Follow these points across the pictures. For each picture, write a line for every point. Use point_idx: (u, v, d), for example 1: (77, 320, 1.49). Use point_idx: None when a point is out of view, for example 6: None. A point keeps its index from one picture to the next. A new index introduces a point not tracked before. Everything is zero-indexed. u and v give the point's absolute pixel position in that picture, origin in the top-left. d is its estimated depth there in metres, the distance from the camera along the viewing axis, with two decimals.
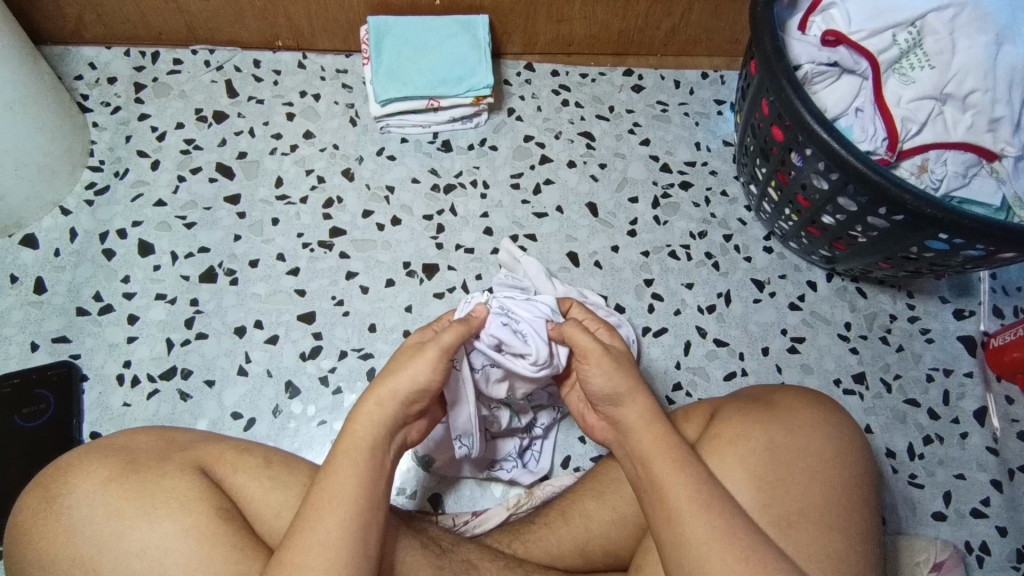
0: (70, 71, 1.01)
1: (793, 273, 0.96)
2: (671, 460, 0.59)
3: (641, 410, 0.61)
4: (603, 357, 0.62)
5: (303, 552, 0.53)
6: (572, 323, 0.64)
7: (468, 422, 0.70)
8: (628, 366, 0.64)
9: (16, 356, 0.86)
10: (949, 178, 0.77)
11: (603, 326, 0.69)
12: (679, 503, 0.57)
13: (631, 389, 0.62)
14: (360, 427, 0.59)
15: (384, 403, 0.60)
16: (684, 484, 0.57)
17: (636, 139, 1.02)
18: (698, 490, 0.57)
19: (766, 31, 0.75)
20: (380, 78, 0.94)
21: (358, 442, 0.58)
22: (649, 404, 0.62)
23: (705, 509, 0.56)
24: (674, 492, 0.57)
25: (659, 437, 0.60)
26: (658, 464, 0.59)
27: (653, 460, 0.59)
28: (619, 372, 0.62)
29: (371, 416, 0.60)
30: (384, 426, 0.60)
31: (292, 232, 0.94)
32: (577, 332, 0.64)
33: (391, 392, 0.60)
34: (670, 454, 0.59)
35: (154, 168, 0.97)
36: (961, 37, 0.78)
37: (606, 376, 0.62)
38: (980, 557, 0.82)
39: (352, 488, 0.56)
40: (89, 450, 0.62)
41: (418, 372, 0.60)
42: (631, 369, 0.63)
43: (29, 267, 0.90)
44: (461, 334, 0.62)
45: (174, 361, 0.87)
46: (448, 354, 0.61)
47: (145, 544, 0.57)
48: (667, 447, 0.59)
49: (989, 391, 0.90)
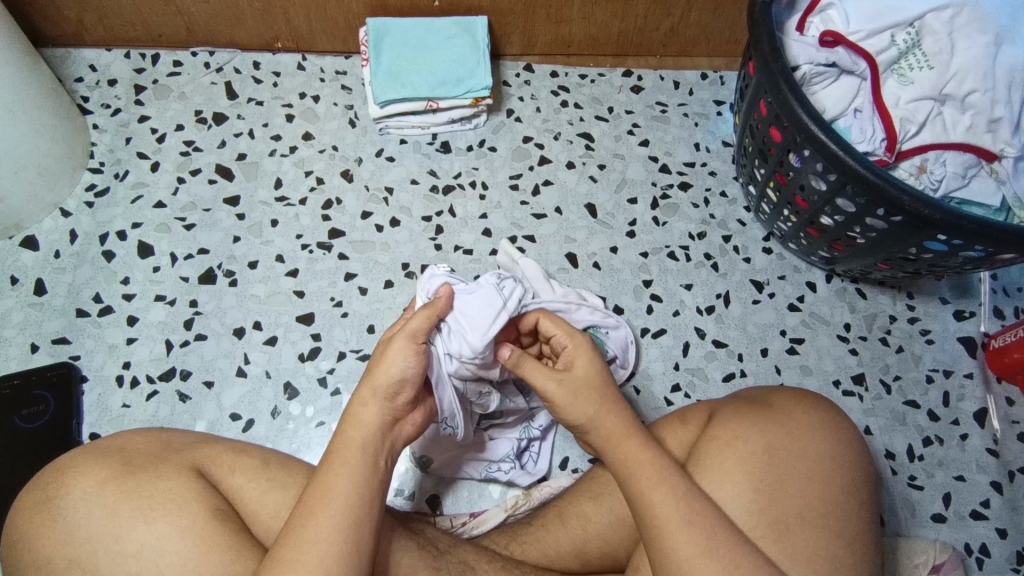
0: (71, 73, 1.01)
1: (792, 274, 0.95)
2: (652, 476, 0.59)
3: (620, 426, 0.62)
4: (560, 388, 0.63)
5: (295, 549, 0.53)
6: (522, 362, 0.64)
7: (453, 403, 0.69)
8: (608, 384, 0.64)
9: (16, 356, 0.86)
10: (948, 179, 0.76)
11: (571, 333, 0.66)
12: (666, 512, 0.57)
13: (605, 406, 0.62)
14: (350, 428, 0.59)
15: (368, 401, 0.60)
16: (665, 501, 0.57)
17: (636, 139, 1.02)
18: (680, 507, 0.57)
19: (762, 32, 0.76)
20: (379, 79, 0.94)
21: (348, 441, 0.59)
22: (626, 419, 0.62)
23: (688, 526, 0.56)
24: (655, 509, 0.57)
25: (641, 449, 0.60)
26: (639, 481, 0.59)
27: (635, 472, 0.59)
28: (579, 401, 0.62)
29: (360, 416, 0.60)
30: (375, 423, 0.60)
31: (291, 233, 0.94)
32: (529, 369, 0.64)
33: (373, 389, 0.60)
34: (654, 465, 0.59)
35: (154, 169, 0.97)
36: (960, 38, 0.78)
37: (575, 403, 0.62)
38: (980, 560, 0.82)
39: (343, 487, 0.56)
40: (86, 451, 0.62)
41: (394, 365, 0.61)
42: (600, 387, 0.63)
43: (29, 268, 0.91)
44: (427, 318, 0.63)
45: (174, 361, 0.87)
46: (417, 339, 0.62)
47: (141, 544, 0.57)
48: (649, 457, 0.60)
49: (989, 393, 0.90)
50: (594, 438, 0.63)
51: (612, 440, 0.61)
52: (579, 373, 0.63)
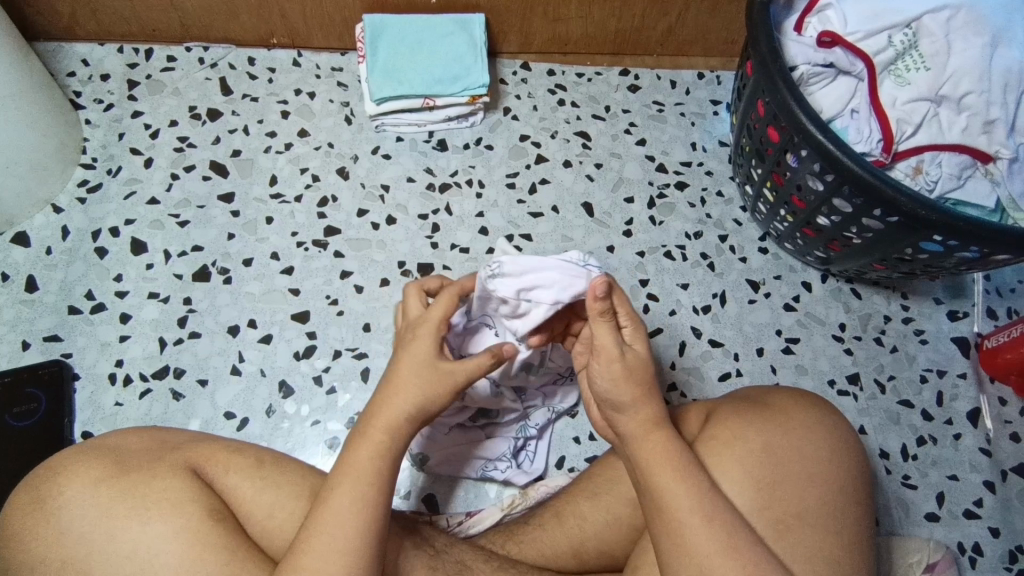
0: (62, 67, 1.00)
1: (787, 274, 0.96)
2: (676, 470, 0.58)
3: (644, 419, 0.61)
4: (608, 364, 0.61)
5: (319, 553, 0.53)
6: (601, 310, 0.60)
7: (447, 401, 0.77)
8: (646, 374, 0.62)
9: (7, 354, 0.85)
10: (943, 180, 0.77)
11: (634, 316, 0.63)
12: (683, 511, 0.56)
13: (638, 397, 0.61)
14: (378, 430, 0.59)
15: (414, 425, 0.60)
16: (686, 499, 0.57)
17: (633, 138, 1.02)
18: (700, 503, 0.57)
19: (760, 32, 0.75)
20: (375, 76, 0.94)
21: (378, 445, 0.58)
22: (655, 414, 0.61)
23: (707, 522, 0.56)
24: (675, 505, 0.57)
25: (661, 445, 0.59)
26: (658, 475, 0.58)
27: (654, 468, 0.58)
28: (633, 380, 0.61)
29: (397, 427, 0.59)
30: (401, 426, 0.59)
31: (286, 231, 0.93)
32: (601, 329, 0.61)
33: (423, 412, 0.60)
34: (674, 460, 0.59)
35: (147, 165, 0.96)
36: (957, 39, 0.78)
37: (613, 378, 0.61)
38: (973, 559, 0.83)
39: (366, 491, 0.56)
40: (80, 450, 0.62)
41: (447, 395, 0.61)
42: (649, 374, 0.62)
43: (20, 265, 0.90)
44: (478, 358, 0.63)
45: (167, 360, 0.86)
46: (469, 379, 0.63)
47: (135, 546, 0.57)
48: (669, 454, 0.59)
49: (982, 393, 0.91)
50: (623, 425, 0.62)
51: (636, 433, 0.61)
52: (627, 363, 0.61)
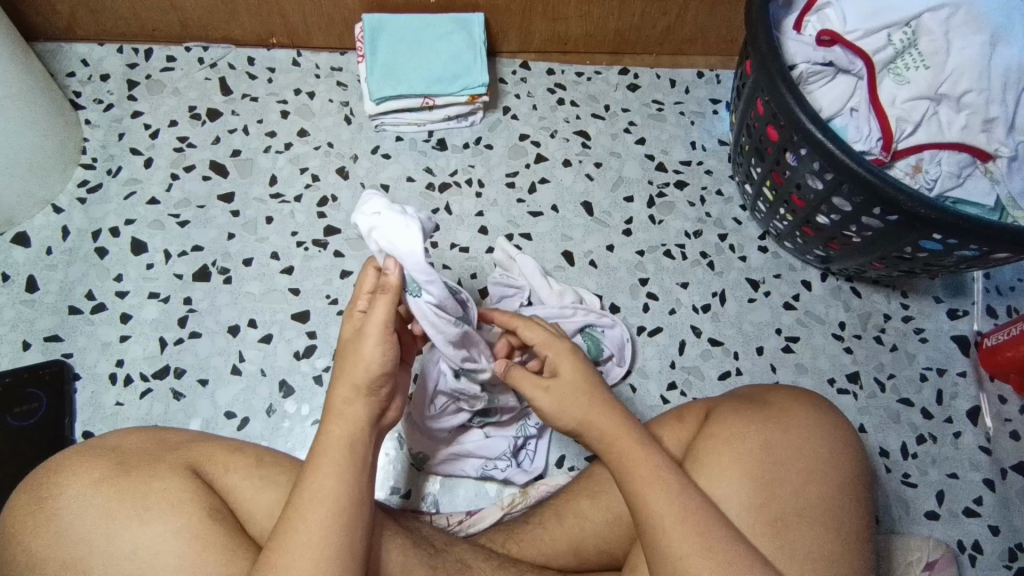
0: (63, 68, 1.00)
1: (787, 273, 0.96)
2: (648, 473, 0.59)
3: (613, 425, 0.62)
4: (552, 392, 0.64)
5: (286, 552, 0.52)
6: (511, 369, 0.67)
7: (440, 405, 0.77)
8: (593, 386, 0.64)
9: (7, 354, 0.86)
10: (943, 178, 0.77)
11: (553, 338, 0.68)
12: (661, 514, 0.57)
13: (594, 408, 0.63)
14: (334, 425, 0.58)
15: (352, 399, 0.59)
16: (662, 501, 0.57)
17: (632, 138, 1.02)
18: (676, 504, 0.57)
19: (760, 30, 0.75)
20: (373, 76, 0.94)
21: (333, 438, 0.57)
22: (619, 420, 0.62)
23: (682, 523, 0.56)
24: (651, 507, 0.57)
25: (635, 450, 0.60)
26: (634, 479, 0.59)
27: (630, 472, 0.59)
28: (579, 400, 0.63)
29: (347, 414, 0.59)
30: (357, 416, 0.59)
31: (286, 230, 0.93)
32: (521, 379, 0.66)
33: (352, 385, 0.59)
34: (650, 464, 0.59)
35: (147, 165, 0.96)
36: (957, 37, 0.78)
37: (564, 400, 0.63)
38: (973, 557, 0.83)
39: (333, 487, 0.55)
40: (78, 450, 0.62)
41: (373, 357, 0.59)
42: (593, 386, 0.64)
43: (20, 265, 0.90)
44: (387, 302, 0.58)
45: (168, 360, 0.87)
46: (389, 329, 0.59)
47: (136, 546, 0.57)
48: (644, 458, 0.59)
49: (982, 391, 0.91)
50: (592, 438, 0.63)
51: (607, 441, 0.61)
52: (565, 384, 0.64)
